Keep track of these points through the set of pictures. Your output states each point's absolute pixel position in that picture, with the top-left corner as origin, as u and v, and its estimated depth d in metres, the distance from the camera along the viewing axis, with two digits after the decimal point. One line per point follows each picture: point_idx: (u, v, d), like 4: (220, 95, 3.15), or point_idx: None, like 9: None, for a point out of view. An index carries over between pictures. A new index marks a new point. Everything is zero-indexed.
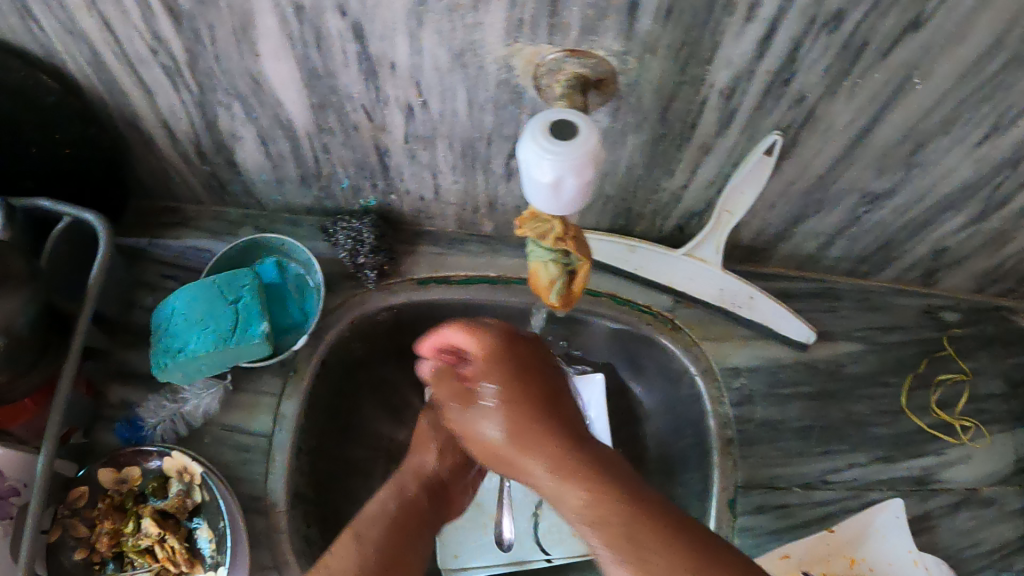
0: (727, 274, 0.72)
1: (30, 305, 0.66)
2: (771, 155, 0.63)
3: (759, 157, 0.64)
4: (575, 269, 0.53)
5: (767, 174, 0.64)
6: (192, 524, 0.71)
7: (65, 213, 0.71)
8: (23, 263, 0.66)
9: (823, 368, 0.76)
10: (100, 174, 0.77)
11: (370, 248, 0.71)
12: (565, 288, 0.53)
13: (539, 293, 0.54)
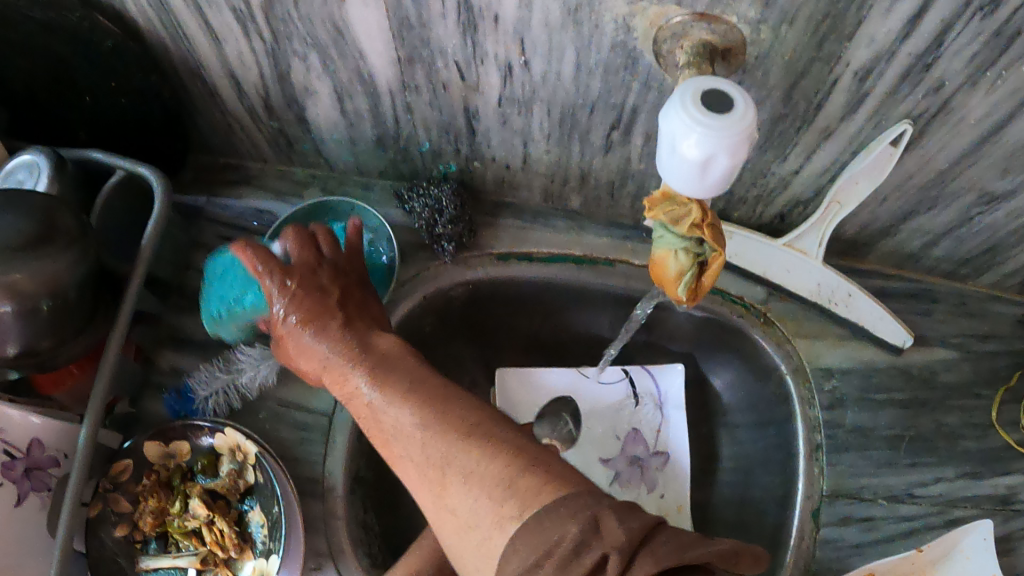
0: (829, 268, 0.67)
1: (81, 265, 0.61)
2: (898, 146, 0.57)
3: (884, 148, 0.57)
4: (707, 261, 0.47)
5: (890, 167, 0.58)
6: (243, 507, 0.67)
7: (118, 166, 0.67)
8: (74, 219, 0.61)
9: (917, 375, 0.72)
10: (158, 125, 0.71)
11: (449, 218, 0.65)
12: (693, 280, 0.47)
13: (664, 283, 0.49)
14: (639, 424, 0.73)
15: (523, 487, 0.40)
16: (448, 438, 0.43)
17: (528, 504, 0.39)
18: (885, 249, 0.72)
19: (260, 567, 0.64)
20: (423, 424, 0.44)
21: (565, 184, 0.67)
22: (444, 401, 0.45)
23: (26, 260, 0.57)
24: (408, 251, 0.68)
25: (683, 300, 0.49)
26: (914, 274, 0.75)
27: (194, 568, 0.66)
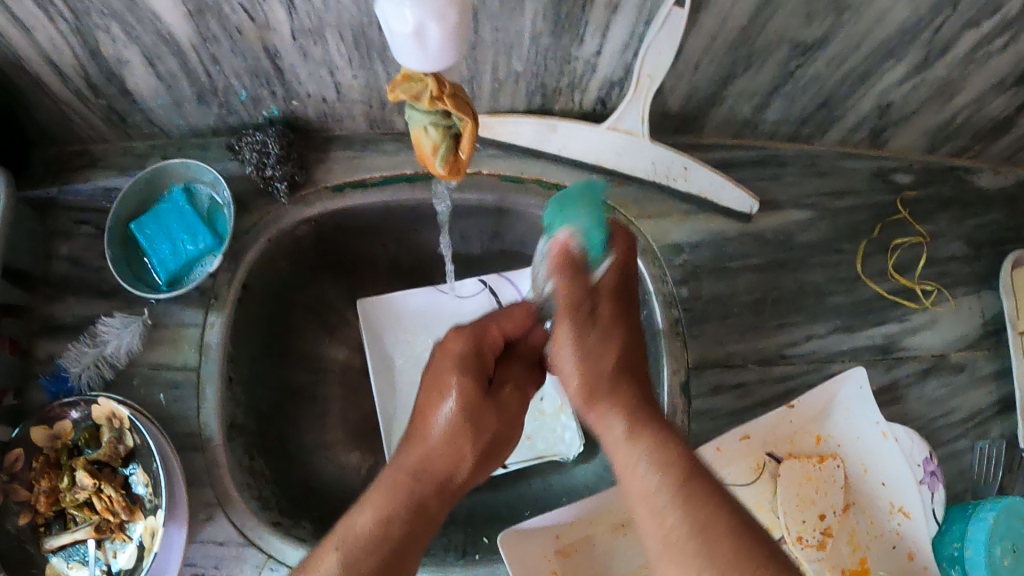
0: (658, 145, 0.68)
1: None
2: (681, 6, 0.56)
3: (669, 10, 0.57)
4: (459, 131, 0.49)
5: (682, 25, 0.58)
6: (127, 471, 0.68)
7: None
8: None
9: (771, 239, 0.72)
10: None
11: (277, 158, 0.67)
12: (450, 152, 0.49)
13: (425, 162, 0.50)
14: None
15: (686, 503, 0.47)
16: (632, 450, 0.51)
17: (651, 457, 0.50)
18: (717, 119, 0.72)
19: (150, 524, 0.66)
20: (641, 440, 0.51)
21: (384, 107, 0.68)
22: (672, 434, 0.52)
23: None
24: (247, 199, 0.70)
25: (447, 176, 0.51)
26: (756, 141, 0.75)
27: (92, 537, 0.67)
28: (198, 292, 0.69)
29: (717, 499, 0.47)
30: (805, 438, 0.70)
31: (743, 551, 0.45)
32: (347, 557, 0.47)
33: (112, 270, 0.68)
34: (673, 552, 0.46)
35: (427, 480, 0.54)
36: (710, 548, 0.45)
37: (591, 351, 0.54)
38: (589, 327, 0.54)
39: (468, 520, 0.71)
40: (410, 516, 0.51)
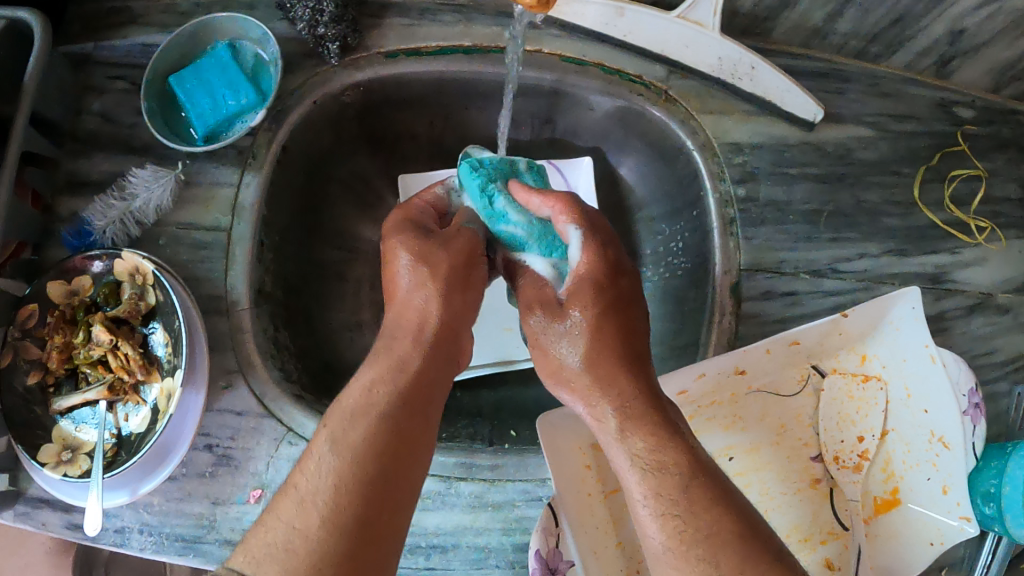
0: (727, 39, 0.66)
1: None
2: None
3: None
4: None
5: None
6: (147, 330, 0.64)
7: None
8: None
9: (831, 151, 0.70)
10: None
11: (331, 17, 0.64)
12: None
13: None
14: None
15: (688, 499, 0.45)
16: (624, 434, 0.48)
17: (633, 417, 0.49)
18: (787, 24, 0.70)
19: (166, 387, 0.62)
20: (631, 419, 0.49)
21: None
22: (653, 398, 0.50)
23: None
24: (295, 61, 0.67)
25: (535, 7, 0.46)
26: (822, 53, 0.73)
27: (103, 400, 0.63)
28: (234, 151, 0.66)
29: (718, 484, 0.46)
30: (849, 356, 0.68)
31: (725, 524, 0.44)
32: (338, 443, 0.45)
33: (148, 120, 0.65)
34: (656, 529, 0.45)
35: (403, 378, 0.49)
36: (691, 529, 0.44)
37: (604, 355, 0.51)
38: (600, 324, 0.51)
39: (495, 414, 0.70)
40: (388, 415, 0.46)
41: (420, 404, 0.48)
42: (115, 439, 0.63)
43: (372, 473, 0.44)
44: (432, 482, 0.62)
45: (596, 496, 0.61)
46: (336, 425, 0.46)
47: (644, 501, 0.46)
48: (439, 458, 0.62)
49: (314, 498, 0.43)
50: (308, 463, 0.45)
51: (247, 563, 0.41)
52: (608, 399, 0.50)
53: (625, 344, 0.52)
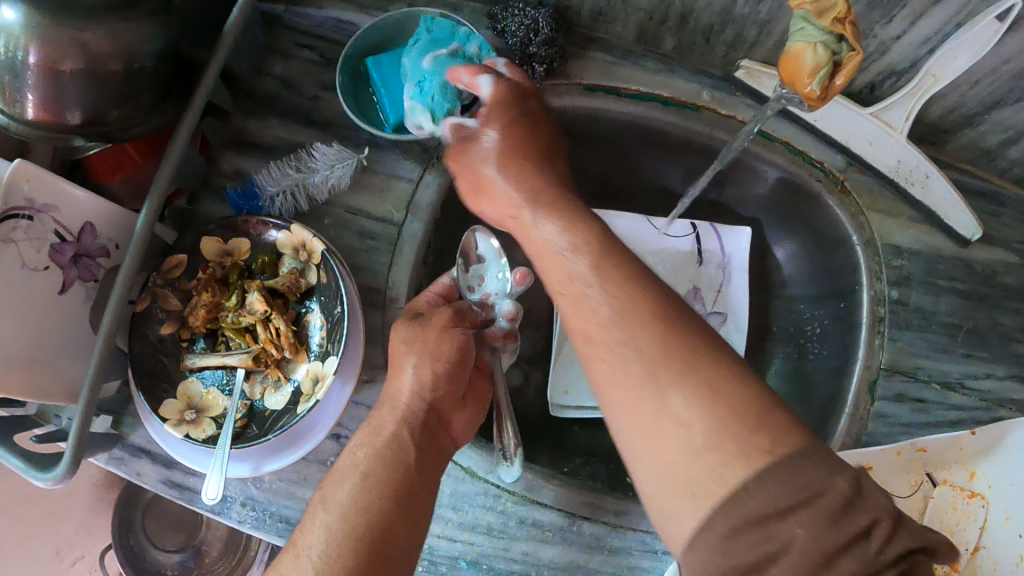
0: (910, 145, 0.69)
1: (164, 38, 0.56)
2: (1005, 19, 0.57)
3: (989, 22, 0.58)
4: (844, 61, 0.47)
5: (992, 41, 0.59)
6: (301, 308, 0.63)
7: None
8: None
9: (978, 271, 0.73)
10: None
11: (544, 39, 0.65)
12: (827, 79, 0.47)
13: (796, 79, 0.49)
14: (700, 283, 0.75)
15: (732, 430, 0.43)
16: (668, 392, 0.46)
17: (632, 326, 0.48)
18: (963, 139, 0.73)
19: (314, 370, 0.61)
20: (641, 371, 0.47)
21: (662, 24, 0.67)
22: (659, 295, 0.49)
23: (104, 18, 0.51)
24: None
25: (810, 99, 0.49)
26: (984, 174, 0.76)
27: (244, 367, 0.62)
28: (422, 148, 0.66)
29: (717, 406, 0.44)
30: (959, 471, 0.70)
31: (753, 447, 0.43)
32: (341, 526, 0.47)
33: (342, 98, 0.64)
34: (698, 474, 0.44)
35: (393, 443, 0.52)
36: (731, 462, 0.43)
37: (623, 297, 0.49)
38: (608, 265, 0.51)
39: (609, 455, 0.71)
40: (371, 478, 0.49)
41: (411, 471, 0.51)
42: (246, 410, 0.63)
43: (358, 539, 0.46)
44: (557, 516, 0.62)
45: None
46: (330, 490, 0.50)
47: (690, 432, 0.44)
48: (566, 494, 0.62)
49: (310, 555, 0.46)
50: (307, 535, 0.48)
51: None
52: (631, 350, 0.48)
53: (628, 291, 0.50)
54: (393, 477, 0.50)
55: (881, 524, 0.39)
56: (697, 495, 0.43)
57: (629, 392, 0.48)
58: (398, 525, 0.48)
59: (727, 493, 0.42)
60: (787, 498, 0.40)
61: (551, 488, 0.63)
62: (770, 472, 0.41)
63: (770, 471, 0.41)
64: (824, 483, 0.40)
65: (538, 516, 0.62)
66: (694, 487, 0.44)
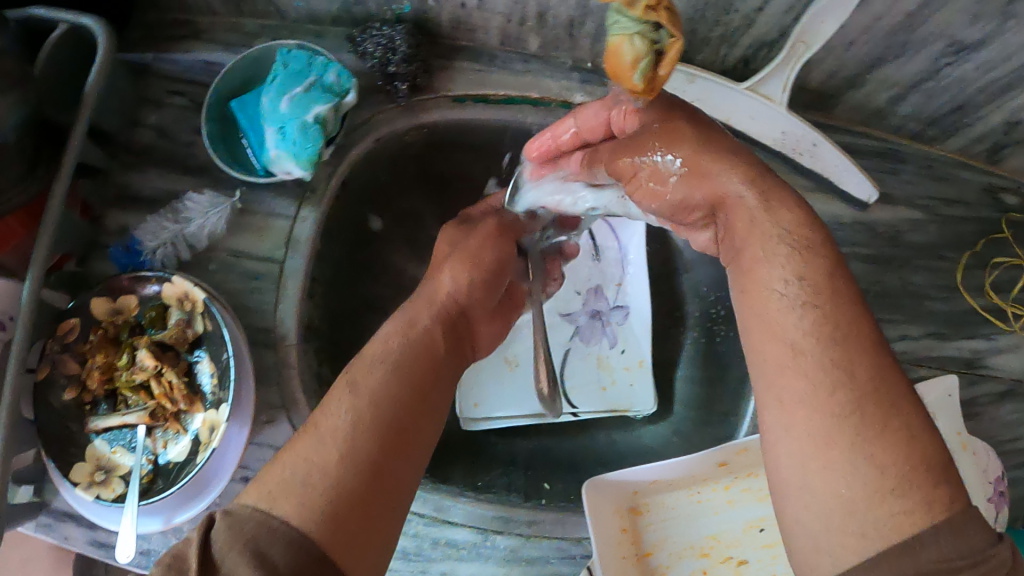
0: (793, 115, 0.67)
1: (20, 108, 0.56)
2: None
3: None
4: (665, 50, 0.42)
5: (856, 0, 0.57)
6: (193, 358, 0.64)
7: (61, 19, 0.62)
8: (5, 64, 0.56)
9: (881, 232, 0.72)
10: None
11: (403, 56, 0.64)
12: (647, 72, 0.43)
13: (619, 75, 0.44)
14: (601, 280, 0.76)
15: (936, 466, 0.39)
16: (871, 424, 0.40)
17: (858, 351, 0.42)
18: (851, 102, 0.72)
19: (209, 419, 0.61)
20: (859, 405, 0.40)
21: (523, 25, 0.66)
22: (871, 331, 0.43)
23: None
24: (363, 96, 0.68)
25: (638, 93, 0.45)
26: (879, 133, 0.74)
27: (143, 424, 0.63)
28: (293, 183, 0.66)
29: (913, 448, 0.39)
30: None
31: (936, 498, 0.38)
32: (360, 414, 0.48)
33: (210, 146, 0.63)
34: (855, 502, 0.39)
35: (416, 335, 0.55)
36: (906, 510, 0.38)
37: (841, 315, 0.43)
38: (828, 299, 0.44)
39: (528, 463, 0.71)
40: (403, 366, 0.52)
41: (434, 366, 0.54)
42: (152, 465, 0.63)
43: (384, 425, 0.48)
44: (469, 533, 0.62)
45: (630, 559, 0.61)
46: (358, 372, 0.51)
47: (870, 459, 0.39)
48: (477, 510, 0.62)
49: (336, 434, 0.47)
50: (326, 409, 0.49)
51: (263, 490, 0.45)
52: (821, 362, 0.42)
53: (847, 319, 0.43)
54: (411, 384, 0.52)
55: None
56: (864, 538, 0.38)
57: (815, 414, 0.41)
58: (423, 418, 0.51)
59: (902, 546, 0.37)
60: (958, 555, 0.36)
61: (459, 506, 0.63)
62: (947, 527, 0.37)
63: (946, 525, 0.37)
64: (990, 549, 0.36)
65: (451, 535, 0.62)
66: (849, 518, 0.39)
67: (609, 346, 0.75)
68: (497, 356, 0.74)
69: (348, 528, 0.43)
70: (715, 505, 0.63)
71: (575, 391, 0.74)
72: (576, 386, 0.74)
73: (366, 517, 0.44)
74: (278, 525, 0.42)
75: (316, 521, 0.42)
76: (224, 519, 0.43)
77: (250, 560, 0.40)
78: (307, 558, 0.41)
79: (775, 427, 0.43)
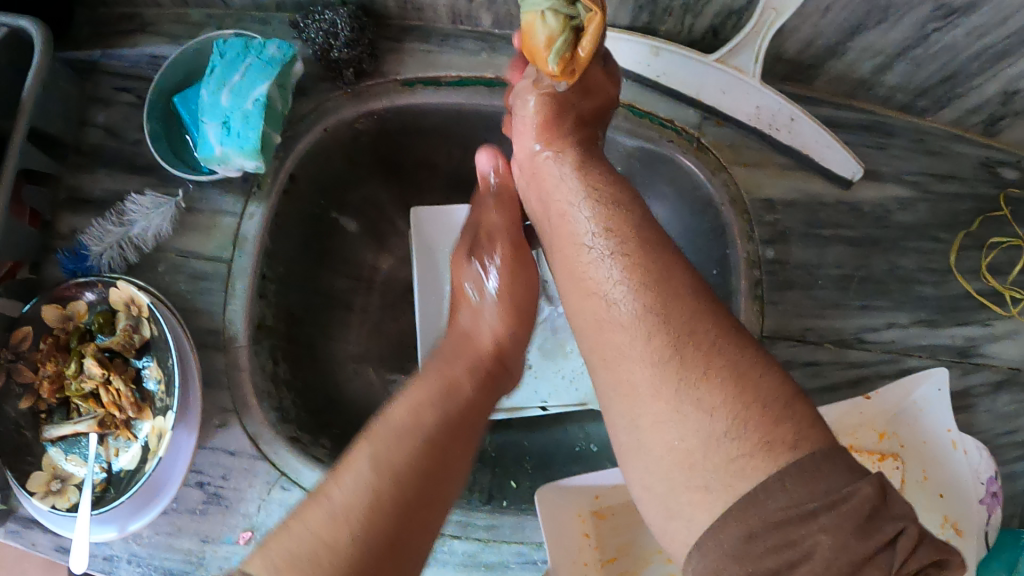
0: (767, 88, 0.62)
1: None
2: None
3: None
4: (583, 26, 0.43)
5: None
6: (141, 364, 0.61)
7: None
8: None
9: (867, 213, 0.67)
10: None
11: (345, 40, 0.61)
12: (568, 50, 0.44)
13: (536, 56, 0.45)
14: None
15: (764, 409, 0.43)
16: (731, 447, 0.43)
17: (666, 311, 0.48)
18: (832, 72, 0.66)
19: (157, 426, 0.59)
20: (661, 342, 0.47)
21: (472, 3, 0.62)
22: (698, 314, 0.47)
23: None
24: (309, 83, 0.65)
25: (558, 75, 0.46)
26: (866, 105, 0.69)
27: (94, 432, 0.60)
28: (241, 178, 0.64)
29: (737, 382, 0.44)
30: (867, 433, 0.65)
31: (773, 438, 0.42)
32: (381, 476, 0.47)
33: (152, 144, 0.61)
34: (715, 460, 0.43)
35: (448, 404, 0.54)
36: (745, 451, 0.42)
37: (646, 262, 0.51)
38: (641, 269, 0.50)
39: (496, 461, 0.68)
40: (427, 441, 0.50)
41: (463, 421, 0.54)
42: (105, 474, 0.60)
43: (397, 505, 0.46)
44: None
45: (593, 565, 0.59)
46: (382, 445, 0.49)
47: (718, 407, 0.44)
48: None
49: (344, 497, 0.45)
50: (343, 475, 0.47)
51: (274, 566, 0.42)
52: (642, 317, 0.48)
53: (673, 306, 0.48)
54: (441, 441, 0.51)
55: (911, 532, 0.39)
56: (708, 491, 0.43)
57: (644, 373, 0.47)
58: (450, 476, 0.50)
59: (747, 483, 0.41)
60: (812, 499, 0.39)
61: None
62: (795, 473, 0.40)
63: (795, 471, 0.40)
64: (849, 488, 0.39)
65: None
66: (691, 471, 0.44)
67: None
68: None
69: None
70: None
71: (544, 382, 0.70)
72: (545, 377, 0.71)
73: None
74: None
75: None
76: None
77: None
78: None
79: (611, 389, 0.49)
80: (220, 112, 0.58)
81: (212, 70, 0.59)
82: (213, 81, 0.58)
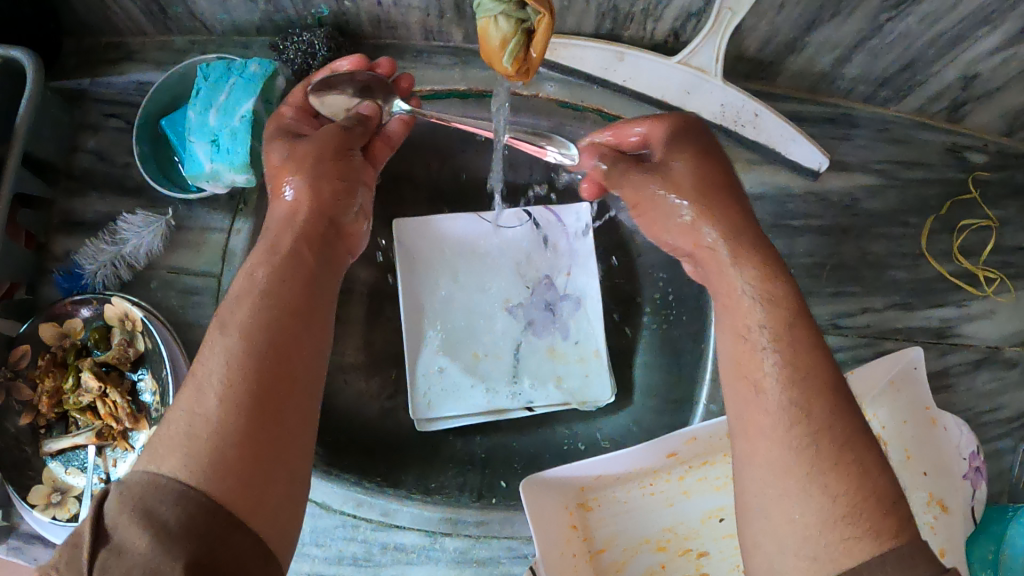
0: (730, 86, 0.64)
1: None
2: None
3: None
4: (534, 27, 0.45)
5: None
6: (136, 376, 0.63)
7: None
8: None
9: (836, 201, 0.69)
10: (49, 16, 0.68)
11: (323, 60, 0.64)
12: (520, 49, 0.46)
13: (491, 58, 0.47)
14: (547, 270, 0.73)
15: (878, 504, 0.41)
16: (842, 533, 0.40)
17: (807, 404, 0.44)
18: (793, 67, 0.68)
19: (153, 436, 0.61)
20: (805, 432, 0.44)
21: (442, 19, 0.65)
22: (844, 410, 0.45)
23: None
24: (290, 102, 0.68)
25: (514, 75, 0.48)
26: (830, 97, 0.71)
27: (92, 444, 0.62)
28: (227, 195, 0.67)
29: (864, 481, 0.42)
30: (850, 417, 0.64)
31: (880, 528, 0.40)
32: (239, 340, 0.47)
33: (143, 168, 0.64)
34: (827, 541, 0.41)
35: (283, 264, 0.52)
36: (857, 534, 0.40)
37: (806, 360, 0.46)
38: (794, 351, 0.47)
39: (487, 462, 0.70)
40: (269, 298, 0.50)
41: (305, 282, 0.53)
42: (104, 484, 0.62)
43: (258, 373, 0.46)
44: (417, 536, 0.62)
45: (582, 557, 0.60)
46: (230, 317, 0.48)
47: (835, 497, 0.41)
48: (423, 514, 0.61)
49: (211, 380, 0.45)
50: (203, 358, 0.47)
51: (147, 455, 0.44)
52: (782, 404, 0.45)
53: (816, 388, 0.45)
54: (279, 311, 0.49)
55: None
56: (814, 561, 0.41)
57: (775, 450, 0.44)
58: (301, 346, 0.49)
59: (852, 566, 0.39)
60: None
61: (405, 510, 0.61)
62: (894, 558, 0.39)
63: (894, 557, 0.39)
64: None
65: (398, 539, 0.62)
66: (803, 541, 0.41)
67: (561, 336, 0.72)
68: (462, 349, 0.72)
69: (236, 466, 0.42)
70: (670, 496, 0.62)
71: (529, 384, 0.72)
72: (531, 377, 0.72)
73: (247, 453, 0.43)
74: (165, 481, 0.41)
75: (213, 477, 0.41)
76: (116, 491, 0.41)
77: (142, 524, 0.39)
78: (200, 509, 0.40)
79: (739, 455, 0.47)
80: (211, 132, 0.60)
81: (197, 92, 0.61)
82: (201, 103, 0.61)
